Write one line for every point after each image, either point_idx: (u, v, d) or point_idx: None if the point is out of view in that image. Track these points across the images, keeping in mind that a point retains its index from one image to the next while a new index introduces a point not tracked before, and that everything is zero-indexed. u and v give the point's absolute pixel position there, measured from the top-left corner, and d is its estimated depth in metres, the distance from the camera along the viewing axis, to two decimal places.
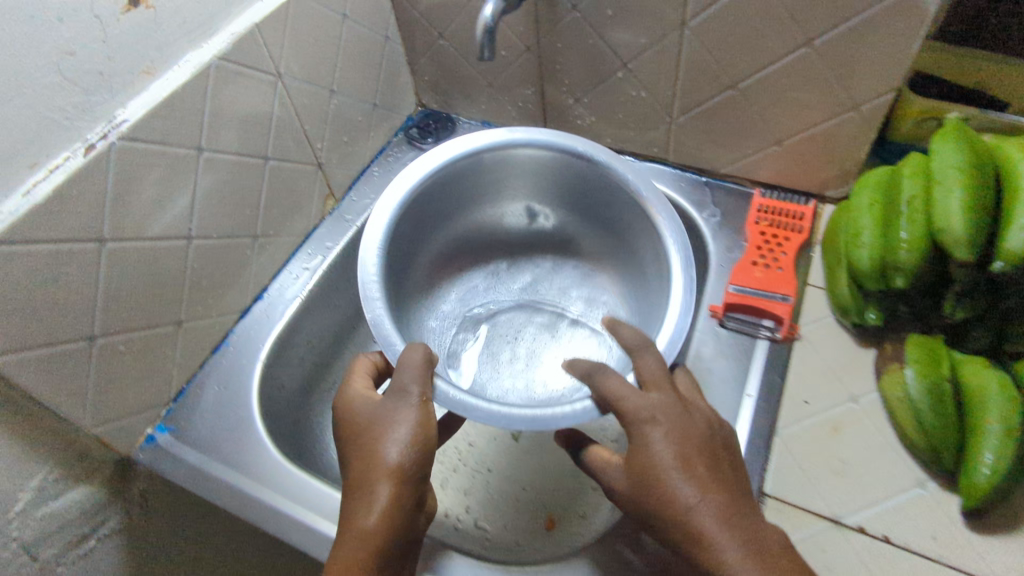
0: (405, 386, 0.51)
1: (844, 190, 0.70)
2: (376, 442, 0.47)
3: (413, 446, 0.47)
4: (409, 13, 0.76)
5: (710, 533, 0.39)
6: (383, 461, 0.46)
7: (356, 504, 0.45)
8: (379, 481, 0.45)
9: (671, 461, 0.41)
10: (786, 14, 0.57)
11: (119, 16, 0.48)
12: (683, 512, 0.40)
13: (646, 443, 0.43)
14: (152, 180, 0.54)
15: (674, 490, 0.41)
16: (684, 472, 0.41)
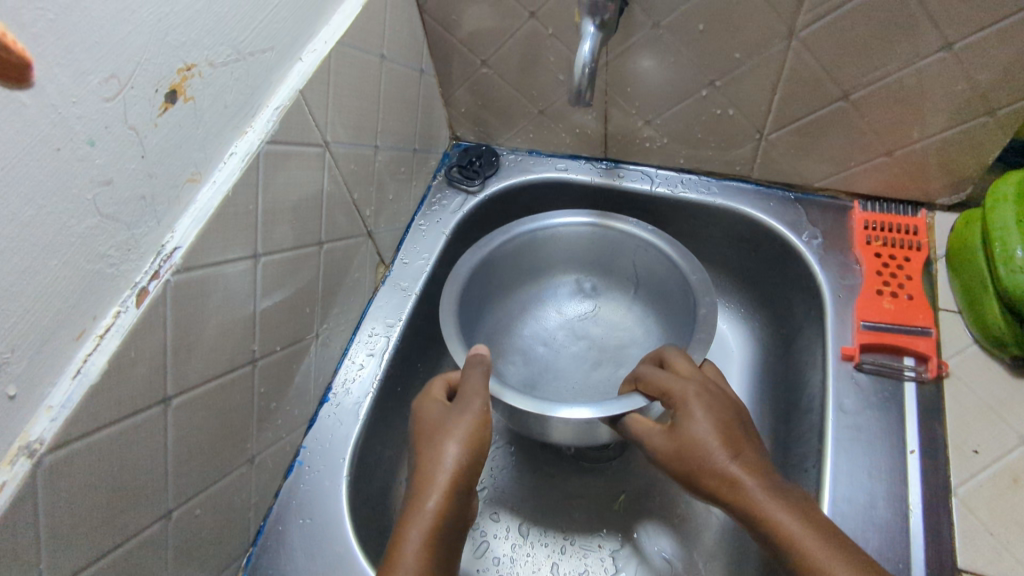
0: (468, 397, 0.51)
1: (958, 196, 0.64)
2: (436, 444, 0.47)
3: (470, 449, 0.47)
4: (445, 42, 0.66)
5: (768, 509, 0.45)
6: (439, 459, 0.46)
7: (418, 499, 0.44)
8: (439, 471, 0.45)
9: (729, 436, 0.49)
10: (921, 10, 0.50)
11: (158, 119, 0.37)
12: (750, 484, 0.46)
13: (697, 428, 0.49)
14: (212, 308, 0.43)
15: (730, 462, 0.47)
16: (732, 449, 0.48)
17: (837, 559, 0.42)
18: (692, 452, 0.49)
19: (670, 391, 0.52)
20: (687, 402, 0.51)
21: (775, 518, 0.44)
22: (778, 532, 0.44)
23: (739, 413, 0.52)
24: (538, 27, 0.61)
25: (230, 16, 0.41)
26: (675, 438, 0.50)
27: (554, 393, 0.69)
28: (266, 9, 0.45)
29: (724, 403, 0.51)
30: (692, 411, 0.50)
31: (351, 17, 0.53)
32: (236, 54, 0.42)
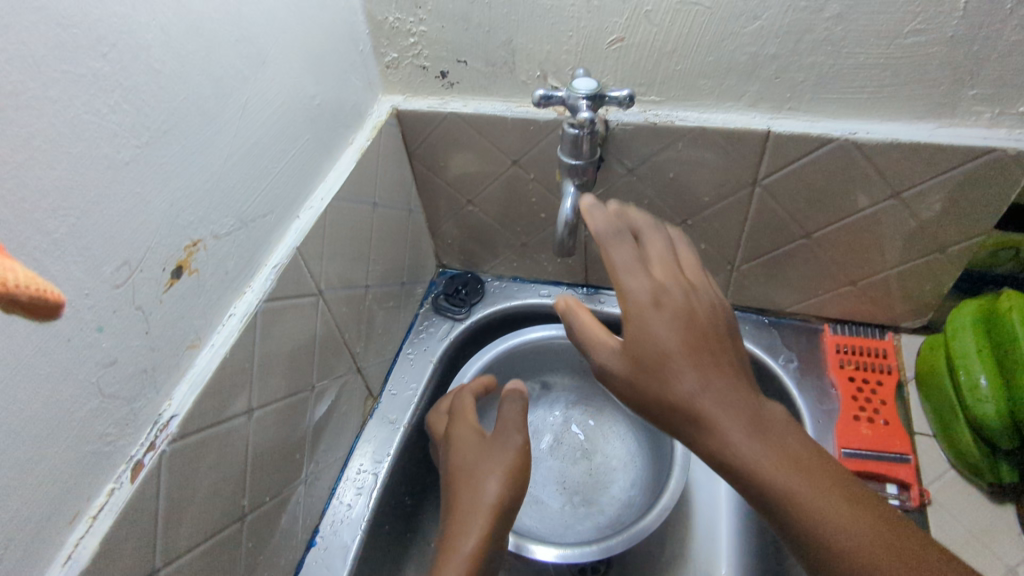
0: (505, 431, 0.55)
1: (921, 320, 0.68)
2: (477, 478, 0.52)
3: (510, 483, 0.52)
4: (433, 183, 0.70)
5: (807, 504, 0.35)
6: (482, 495, 0.51)
7: (457, 532, 0.48)
8: (479, 501, 0.50)
9: (744, 415, 0.38)
10: (869, 165, 0.56)
11: (163, 295, 0.39)
12: (773, 467, 0.36)
13: (646, 328, 0.41)
14: (206, 469, 0.44)
15: (733, 432, 0.37)
16: (702, 377, 0.39)
17: (848, 514, 0.34)
18: (701, 448, 0.39)
19: (620, 287, 0.43)
20: (643, 313, 0.41)
21: (816, 512, 0.35)
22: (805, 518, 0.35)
23: (716, 325, 0.42)
24: (520, 172, 0.65)
25: (236, 190, 0.44)
26: (631, 359, 0.41)
27: (550, 503, 0.70)
28: (268, 178, 0.48)
29: (699, 314, 0.42)
30: (649, 331, 0.41)
31: (346, 173, 0.57)
32: (239, 222, 0.45)
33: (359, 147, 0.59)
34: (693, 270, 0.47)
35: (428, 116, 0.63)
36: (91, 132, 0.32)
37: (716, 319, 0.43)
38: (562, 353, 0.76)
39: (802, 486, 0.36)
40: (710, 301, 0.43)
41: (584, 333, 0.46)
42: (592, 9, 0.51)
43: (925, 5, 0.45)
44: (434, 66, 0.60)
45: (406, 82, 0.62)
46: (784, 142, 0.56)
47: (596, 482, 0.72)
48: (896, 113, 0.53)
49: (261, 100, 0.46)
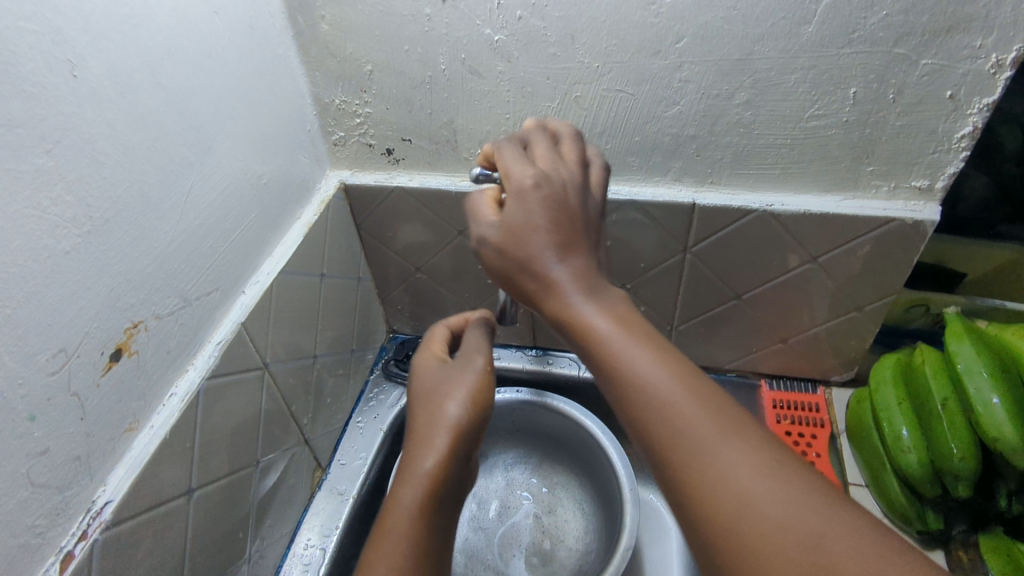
0: (468, 355, 0.55)
1: (849, 373, 0.72)
2: (437, 402, 0.50)
3: (473, 407, 0.50)
4: (381, 252, 0.72)
5: (656, 392, 0.34)
6: (440, 416, 0.49)
7: (418, 452, 0.47)
8: (439, 433, 0.48)
9: (585, 284, 0.38)
10: (786, 233, 0.60)
11: (100, 379, 0.39)
12: (625, 353, 0.36)
13: (525, 208, 0.38)
14: (141, 555, 0.43)
15: (594, 318, 0.37)
16: (564, 253, 0.38)
17: (680, 384, 0.34)
18: (565, 324, 0.38)
19: (506, 175, 0.40)
20: (523, 193, 0.39)
21: (661, 409, 0.33)
22: (643, 392, 0.34)
23: (584, 212, 0.40)
24: (466, 242, 0.67)
25: (179, 271, 0.45)
26: (507, 238, 0.39)
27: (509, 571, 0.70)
28: (213, 257, 0.49)
29: (574, 198, 0.39)
30: (527, 208, 0.38)
31: (293, 247, 0.58)
32: (183, 302, 0.46)
33: (306, 221, 0.61)
34: (573, 161, 0.43)
35: (375, 190, 0.65)
36: (32, 225, 0.33)
37: (591, 224, 0.40)
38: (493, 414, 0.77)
39: (666, 388, 0.34)
40: (585, 195, 0.41)
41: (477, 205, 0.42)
42: (526, 95, 0.55)
43: (821, 94, 0.51)
44: (380, 144, 0.63)
45: (352, 158, 0.65)
46: (709, 213, 0.60)
47: (548, 538, 0.73)
48: (806, 187, 0.58)
49: (206, 182, 0.47)
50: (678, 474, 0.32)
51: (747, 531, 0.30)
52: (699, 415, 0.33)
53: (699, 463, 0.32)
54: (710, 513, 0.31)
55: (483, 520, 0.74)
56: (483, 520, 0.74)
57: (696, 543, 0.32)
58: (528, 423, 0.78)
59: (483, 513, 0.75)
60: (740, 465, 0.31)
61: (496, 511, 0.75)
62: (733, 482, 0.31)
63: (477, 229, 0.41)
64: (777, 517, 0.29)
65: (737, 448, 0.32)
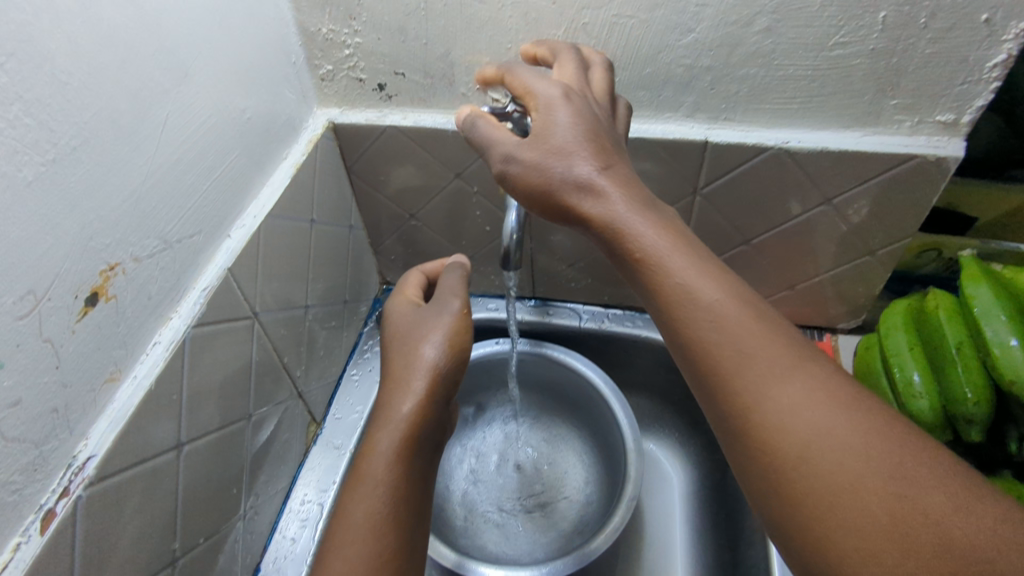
0: (444, 297, 0.53)
1: (857, 320, 0.71)
2: (414, 347, 0.50)
3: (451, 349, 0.50)
4: (373, 198, 0.68)
5: (700, 307, 0.36)
6: (420, 359, 0.49)
7: (396, 396, 0.47)
8: (419, 378, 0.47)
9: (638, 198, 0.40)
10: (801, 173, 0.57)
11: (76, 325, 0.36)
12: (665, 268, 0.37)
13: (551, 121, 0.40)
14: (130, 512, 0.40)
15: (645, 233, 0.38)
16: (604, 165, 0.40)
17: (760, 333, 0.34)
18: (604, 238, 0.40)
19: (532, 93, 0.42)
20: (551, 106, 0.40)
21: (734, 331, 0.35)
22: (688, 313, 0.36)
23: (609, 130, 0.41)
24: (463, 186, 0.64)
25: (158, 209, 0.41)
26: (532, 147, 0.41)
27: (516, 524, 0.69)
28: (194, 196, 0.45)
29: (593, 111, 0.41)
30: (553, 116, 0.40)
31: (280, 189, 0.54)
32: (163, 244, 0.42)
33: (293, 162, 0.57)
34: (601, 86, 0.44)
35: (366, 129, 0.61)
36: None
37: (613, 132, 0.42)
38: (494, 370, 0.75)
39: (723, 308, 0.35)
40: (604, 109, 0.43)
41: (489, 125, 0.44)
42: (529, 22, 0.51)
43: (848, 19, 0.47)
44: (371, 79, 0.58)
45: (342, 95, 0.60)
46: (721, 152, 0.57)
47: (554, 490, 0.71)
48: (825, 123, 0.55)
49: (184, 114, 0.43)
50: (725, 391, 0.34)
51: (795, 452, 0.31)
52: (763, 346, 0.34)
53: (760, 392, 0.33)
54: (761, 430, 0.33)
55: (488, 475, 0.73)
56: (488, 475, 0.73)
57: (741, 464, 0.34)
58: (530, 378, 0.76)
59: (488, 468, 0.74)
60: (834, 451, 0.30)
61: (500, 466, 0.74)
62: (781, 405, 0.32)
63: (491, 147, 0.43)
64: (816, 433, 0.31)
65: (795, 386, 0.33)
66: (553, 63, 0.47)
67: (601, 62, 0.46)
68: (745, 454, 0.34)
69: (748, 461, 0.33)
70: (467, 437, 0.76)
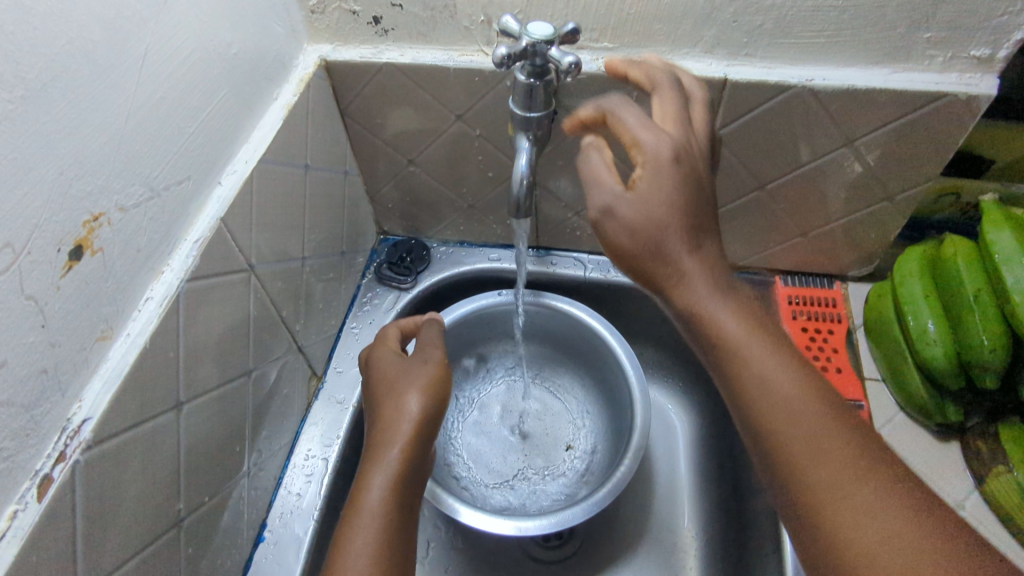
0: (429, 350, 0.51)
1: (868, 268, 0.69)
2: (397, 392, 0.47)
3: (435, 398, 0.47)
4: (369, 143, 0.64)
5: (786, 396, 0.38)
6: (402, 409, 0.46)
7: (382, 442, 0.44)
8: (402, 423, 0.45)
9: (713, 275, 0.40)
10: (824, 114, 0.54)
11: (61, 281, 0.33)
12: (748, 360, 0.39)
13: (661, 185, 0.38)
14: (131, 475, 0.38)
15: (724, 317, 0.40)
16: (696, 237, 0.40)
17: (830, 424, 0.37)
18: (683, 309, 0.41)
19: (639, 142, 0.39)
20: (660, 168, 0.38)
21: (807, 424, 0.37)
22: (769, 405, 0.38)
23: (710, 196, 0.41)
24: (465, 129, 0.60)
25: (142, 153, 0.38)
26: (635, 209, 0.39)
27: (520, 477, 0.68)
28: (181, 139, 0.41)
29: (700, 166, 0.39)
30: (659, 177, 0.38)
31: (272, 132, 0.51)
32: (149, 192, 0.39)
33: (285, 103, 0.53)
34: (700, 124, 0.44)
35: (360, 67, 0.57)
36: None
37: (714, 195, 0.41)
38: (492, 322, 0.72)
39: (793, 394, 0.38)
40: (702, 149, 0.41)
41: (595, 165, 0.42)
42: None
43: None
44: (366, 11, 0.54)
45: (334, 29, 0.56)
46: (741, 91, 0.53)
47: (558, 443, 0.71)
48: (852, 58, 0.52)
49: (166, 47, 0.39)
50: (800, 472, 0.36)
51: (863, 549, 0.32)
52: (833, 439, 0.36)
53: (830, 486, 0.35)
54: (826, 510, 0.34)
55: (491, 429, 0.72)
56: (491, 429, 0.72)
57: (806, 548, 0.36)
58: (531, 330, 0.74)
59: (490, 422, 0.73)
60: (907, 543, 0.31)
61: (503, 420, 0.73)
62: (857, 508, 0.33)
63: (594, 193, 0.41)
64: (882, 530, 0.32)
65: (868, 489, 0.34)
66: (649, 90, 0.45)
67: (700, 90, 0.45)
68: (813, 547, 0.35)
69: (815, 548, 0.35)
70: (468, 388, 0.75)
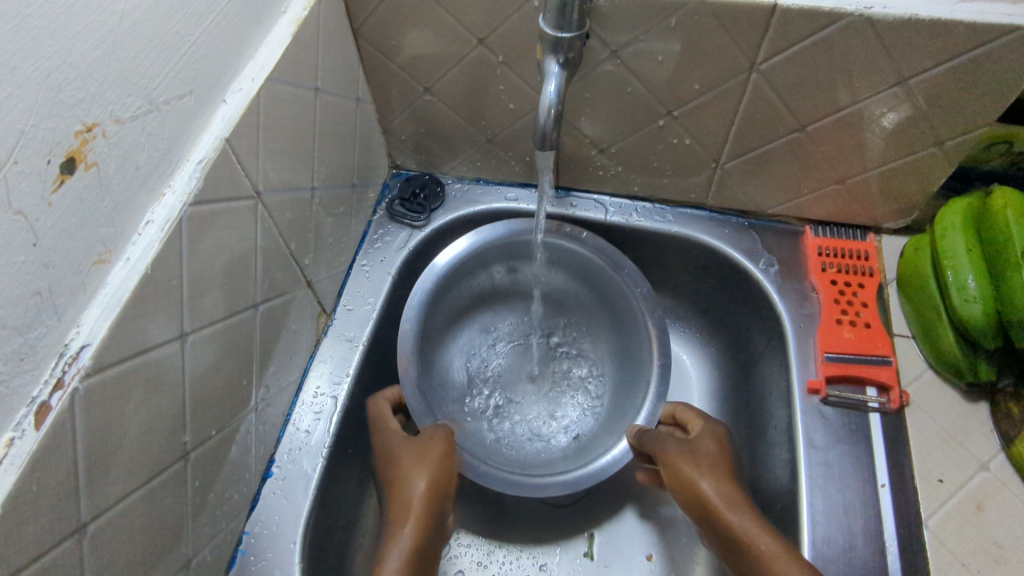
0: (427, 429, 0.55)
1: (904, 221, 0.66)
2: (405, 474, 0.53)
3: (436, 480, 0.52)
4: (383, 67, 0.60)
5: (775, 563, 0.45)
6: (410, 491, 0.52)
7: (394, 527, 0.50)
8: (411, 506, 0.51)
9: (745, 510, 0.49)
10: (880, 48, 0.50)
11: (52, 196, 0.30)
12: (776, 565, 0.45)
13: (703, 440, 0.56)
14: (134, 406, 0.37)
15: (749, 530, 0.48)
16: (720, 477, 0.52)
17: (771, 535, 0.47)
18: (706, 516, 0.51)
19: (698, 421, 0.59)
20: (709, 423, 0.58)
21: None
22: (759, 557, 0.46)
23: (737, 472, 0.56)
24: (487, 55, 0.56)
25: (138, 61, 0.34)
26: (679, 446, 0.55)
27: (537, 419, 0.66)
28: (183, 48, 0.37)
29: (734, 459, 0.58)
30: (707, 439, 0.56)
31: (281, 48, 0.47)
32: (148, 105, 0.35)
33: (294, 17, 0.49)
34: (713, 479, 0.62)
35: None
36: None
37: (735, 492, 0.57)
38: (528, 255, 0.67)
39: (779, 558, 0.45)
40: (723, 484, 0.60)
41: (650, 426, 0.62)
42: None
43: None
44: None
45: None
46: (791, 19, 0.49)
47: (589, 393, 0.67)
48: None
49: None
50: (756, 554, 0.46)
51: None
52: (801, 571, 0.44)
53: None
54: None
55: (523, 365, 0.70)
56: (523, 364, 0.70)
57: None
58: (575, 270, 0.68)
59: (524, 359, 0.70)
60: None
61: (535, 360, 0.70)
62: None
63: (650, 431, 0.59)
64: None
65: None
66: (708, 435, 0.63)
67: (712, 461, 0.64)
68: None
69: None
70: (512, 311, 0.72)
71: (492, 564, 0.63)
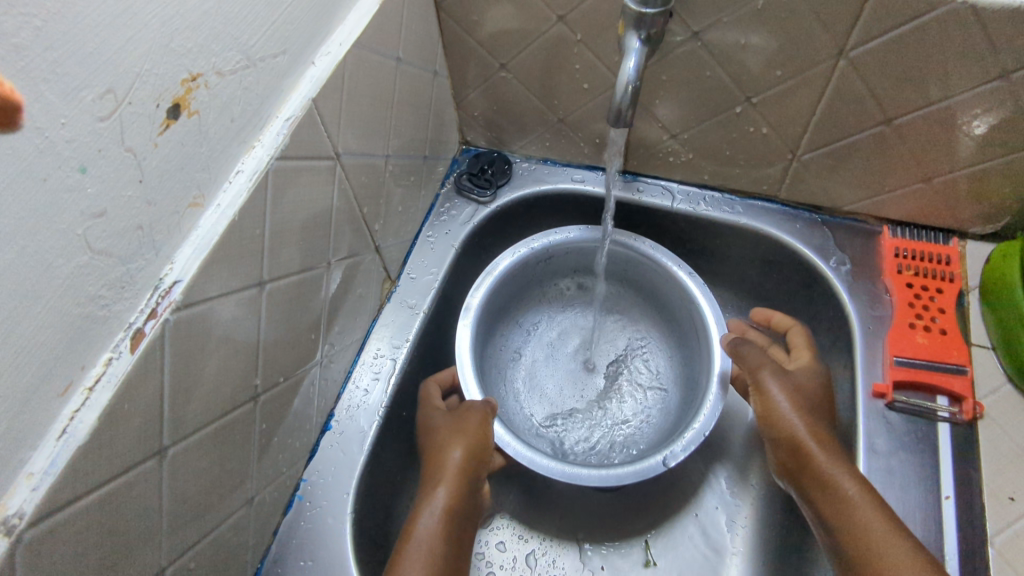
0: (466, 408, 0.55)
1: (993, 227, 0.62)
2: (443, 447, 0.53)
3: (473, 452, 0.53)
4: (462, 40, 0.61)
5: (866, 517, 0.46)
6: (447, 460, 0.52)
7: (429, 494, 0.51)
8: (446, 482, 0.51)
9: (836, 453, 0.51)
10: (983, 38, 0.47)
11: (158, 138, 0.32)
12: (866, 517, 0.46)
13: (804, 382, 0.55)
14: (214, 344, 0.39)
15: (840, 476, 0.49)
16: (811, 418, 0.53)
17: (858, 485, 0.48)
18: (788, 447, 0.52)
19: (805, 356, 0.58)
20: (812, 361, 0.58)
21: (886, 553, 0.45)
22: (841, 502, 0.48)
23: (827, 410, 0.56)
24: (566, 33, 0.56)
25: (240, 17, 0.36)
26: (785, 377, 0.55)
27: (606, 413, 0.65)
28: (281, 7, 0.39)
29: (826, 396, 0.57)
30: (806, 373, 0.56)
31: (368, 16, 0.48)
32: (245, 60, 0.37)
33: None
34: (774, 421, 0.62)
35: None
36: None
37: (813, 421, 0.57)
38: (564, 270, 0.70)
39: (868, 517, 0.46)
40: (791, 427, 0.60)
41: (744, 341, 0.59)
42: None
43: None
44: None
45: None
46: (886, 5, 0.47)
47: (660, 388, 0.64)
48: None
49: None
50: (845, 508, 0.47)
51: None
52: (886, 534, 0.45)
53: None
54: None
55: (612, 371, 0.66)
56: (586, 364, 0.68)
57: None
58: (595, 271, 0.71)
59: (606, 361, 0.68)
60: None
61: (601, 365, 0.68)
62: None
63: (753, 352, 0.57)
64: None
65: None
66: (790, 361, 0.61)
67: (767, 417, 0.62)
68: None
69: None
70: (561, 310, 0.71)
71: (533, 538, 0.64)
